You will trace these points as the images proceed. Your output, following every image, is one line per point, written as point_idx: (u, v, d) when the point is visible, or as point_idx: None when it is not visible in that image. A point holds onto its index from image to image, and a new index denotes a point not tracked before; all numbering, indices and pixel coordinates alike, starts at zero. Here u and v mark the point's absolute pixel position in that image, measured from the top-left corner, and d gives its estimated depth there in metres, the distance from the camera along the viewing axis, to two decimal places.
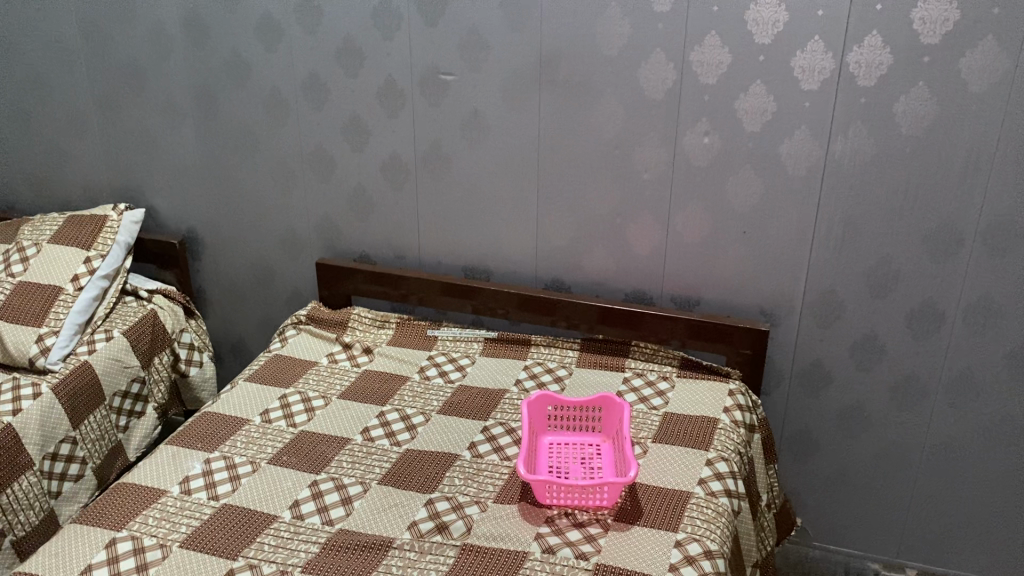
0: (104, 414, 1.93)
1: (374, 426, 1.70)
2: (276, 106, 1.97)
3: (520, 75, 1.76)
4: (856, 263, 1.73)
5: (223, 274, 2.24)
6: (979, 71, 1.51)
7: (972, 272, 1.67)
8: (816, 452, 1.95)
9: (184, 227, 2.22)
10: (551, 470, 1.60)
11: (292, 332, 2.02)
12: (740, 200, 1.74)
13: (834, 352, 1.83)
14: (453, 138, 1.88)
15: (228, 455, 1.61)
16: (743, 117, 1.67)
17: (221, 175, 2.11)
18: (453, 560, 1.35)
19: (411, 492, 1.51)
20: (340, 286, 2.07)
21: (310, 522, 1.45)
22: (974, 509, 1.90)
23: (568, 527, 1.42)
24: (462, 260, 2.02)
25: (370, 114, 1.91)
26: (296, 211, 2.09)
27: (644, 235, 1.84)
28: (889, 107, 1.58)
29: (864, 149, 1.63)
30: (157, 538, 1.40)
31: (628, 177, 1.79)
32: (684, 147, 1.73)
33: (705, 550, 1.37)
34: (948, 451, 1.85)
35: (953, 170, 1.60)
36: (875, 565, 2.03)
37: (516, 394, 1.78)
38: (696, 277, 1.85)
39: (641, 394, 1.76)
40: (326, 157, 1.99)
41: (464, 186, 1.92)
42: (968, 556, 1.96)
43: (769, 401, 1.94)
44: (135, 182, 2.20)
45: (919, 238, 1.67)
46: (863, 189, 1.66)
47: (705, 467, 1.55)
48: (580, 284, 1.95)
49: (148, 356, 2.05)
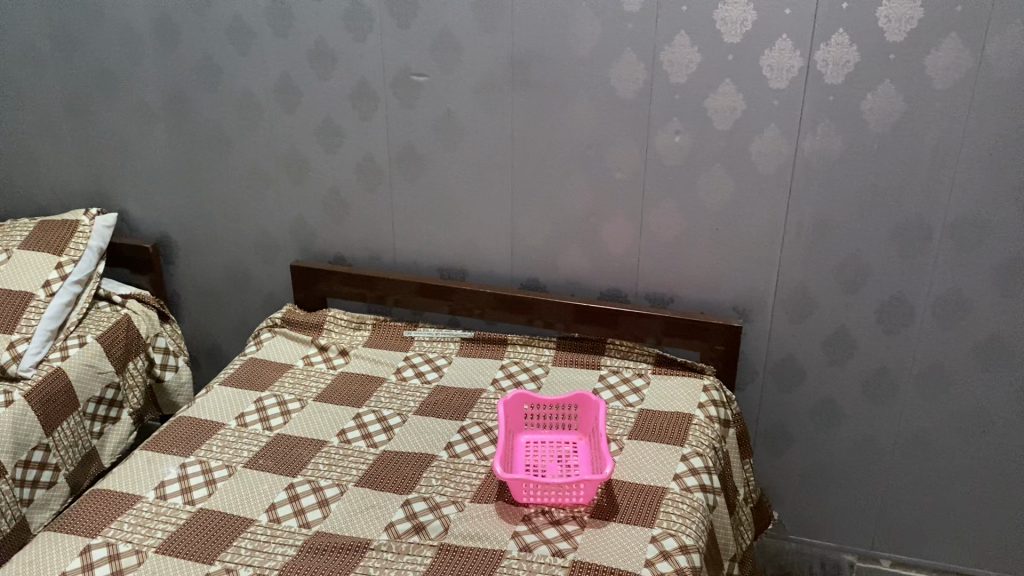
0: (77, 421, 1.91)
1: (351, 428, 1.69)
2: (248, 110, 1.97)
3: (493, 76, 1.77)
4: (827, 259, 1.75)
5: (198, 278, 2.23)
6: (943, 68, 1.54)
7: (940, 266, 1.70)
8: (791, 446, 1.97)
9: (157, 231, 2.20)
10: (528, 468, 1.61)
11: (268, 334, 2.01)
12: (712, 198, 1.76)
13: (807, 346, 1.85)
14: (426, 139, 1.88)
15: (203, 459, 1.60)
16: (713, 116, 1.68)
17: (194, 179, 2.10)
18: (430, 560, 1.36)
19: (388, 493, 1.51)
20: (316, 289, 2.07)
21: (287, 525, 1.44)
22: (947, 500, 1.93)
23: (545, 524, 1.43)
24: (438, 261, 2.02)
25: (343, 116, 1.91)
26: (270, 213, 2.08)
27: (618, 234, 1.85)
28: (856, 104, 1.60)
29: (833, 146, 1.64)
30: (133, 545, 1.39)
31: (600, 176, 1.80)
32: (656, 146, 1.74)
33: (680, 545, 1.38)
34: (920, 444, 1.88)
35: (920, 166, 1.62)
36: (850, 557, 2.05)
37: (492, 393, 1.79)
38: (669, 275, 1.86)
39: (617, 391, 1.77)
40: (299, 159, 1.99)
41: (438, 187, 1.93)
42: (941, 547, 1.98)
43: (744, 396, 1.96)
44: (106, 186, 2.18)
45: (888, 233, 1.69)
46: (833, 186, 1.68)
47: (680, 463, 1.56)
48: (555, 283, 1.96)
49: (122, 361, 2.03)
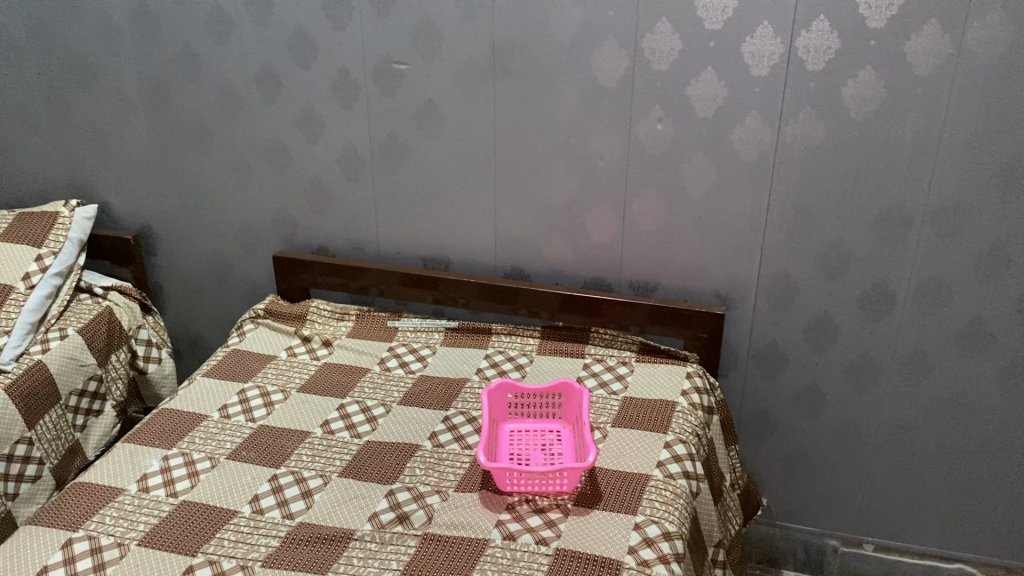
0: (60, 414, 1.90)
1: (334, 418, 1.69)
2: (228, 100, 1.95)
3: (474, 65, 1.76)
4: (809, 246, 1.75)
5: (180, 269, 2.22)
6: (924, 54, 1.54)
7: (921, 253, 1.70)
8: (775, 432, 1.98)
9: (139, 223, 2.19)
10: (512, 457, 1.61)
11: (251, 326, 2.00)
12: (694, 186, 1.76)
13: (789, 334, 1.86)
14: (408, 128, 1.87)
15: (186, 452, 1.59)
16: (695, 103, 1.68)
17: (175, 170, 2.08)
18: (414, 550, 1.36)
19: (371, 483, 1.51)
20: (299, 279, 2.06)
21: (270, 516, 1.44)
22: (929, 484, 1.94)
23: (529, 513, 1.43)
24: (421, 251, 2.01)
25: (324, 105, 1.90)
26: (252, 204, 2.07)
27: (602, 222, 1.85)
28: (838, 91, 1.60)
29: (815, 133, 1.65)
30: (115, 538, 1.38)
31: (583, 165, 1.80)
32: (639, 134, 1.74)
33: (663, 532, 1.39)
34: (902, 429, 1.89)
35: (901, 153, 1.62)
36: (835, 541, 2.06)
37: (477, 382, 1.79)
38: (653, 263, 1.87)
39: (601, 379, 1.78)
40: (281, 149, 1.98)
41: (420, 176, 1.92)
42: (924, 531, 2.00)
43: (728, 383, 1.96)
44: (86, 178, 2.16)
45: (869, 220, 1.70)
46: (814, 173, 1.68)
47: (663, 450, 1.57)
48: (539, 272, 1.96)
49: (104, 353, 2.02)
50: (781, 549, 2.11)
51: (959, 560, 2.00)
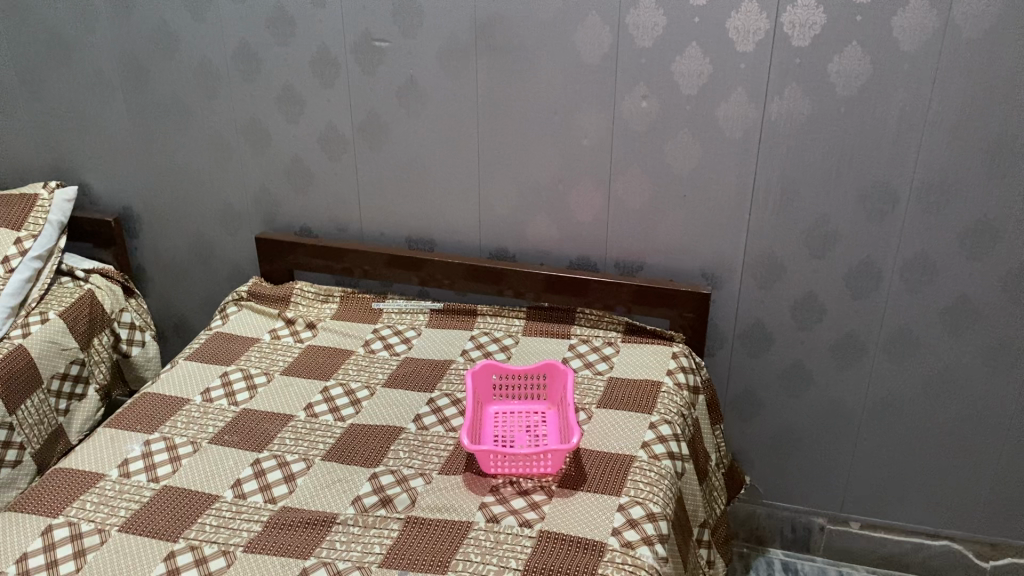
0: (42, 399, 1.89)
1: (318, 401, 1.68)
2: (208, 79, 1.92)
3: (456, 42, 1.73)
4: (795, 224, 1.74)
5: (162, 252, 2.20)
6: (911, 29, 1.52)
7: (907, 230, 1.69)
8: (761, 410, 1.98)
9: (119, 204, 2.16)
10: (496, 439, 1.60)
11: (234, 308, 1.98)
12: (679, 164, 1.74)
13: (775, 312, 1.85)
14: (390, 107, 1.84)
15: (168, 436, 1.58)
16: (680, 80, 1.66)
17: (155, 151, 2.05)
18: (397, 534, 1.35)
19: (354, 466, 1.50)
20: (283, 261, 2.04)
21: (252, 501, 1.43)
22: (915, 462, 1.94)
23: (513, 495, 1.42)
24: (405, 231, 1.99)
25: (305, 84, 1.87)
26: (234, 185, 2.04)
27: (586, 201, 1.83)
28: (824, 67, 1.58)
29: (800, 110, 1.63)
30: (95, 523, 1.38)
31: (567, 142, 1.78)
32: (623, 112, 1.71)
33: (647, 513, 1.39)
34: (888, 406, 1.89)
35: (887, 129, 1.61)
36: (821, 519, 2.07)
37: (462, 364, 1.78)
38: (638, 242, 1.85)
39: (587, 359, 1.77)
40: (261, 129, 1.95)
41: (403, 156, 1.89)
42: (910, 508, 2.00)
43: (714, 362, 1.95)
44: (65, 159, 2.13)
45: (855, 198, 1.68)
46: (800, 150, 1.66)
47: (648, 431, 1.56)
48: (524, 252, 1.94)
49: (86, 337, 2.00)
50: (768, 528, 2.11)
51: (945, 537, 2.00)
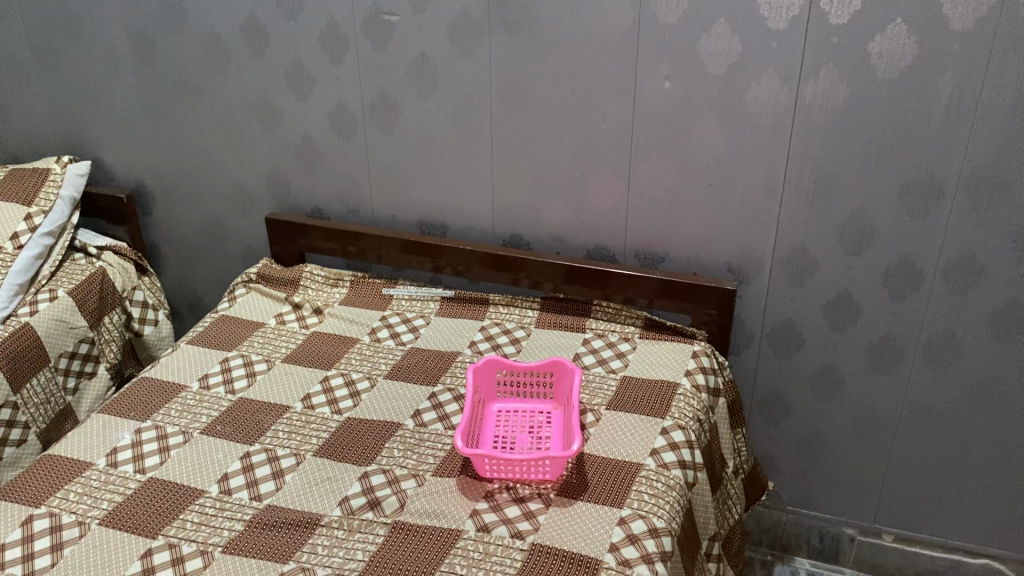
0: (49, 377, 1.87)
1: (316, 392, 1.61)
2: (216, 55, 1.86)
3: (468, 16, 1.63)
4: (828, 217, 1.61)
5: (175, 229, 2.16)
6: (963, 6, 1.37)
7: (952, 227, 1.55)
8: (789, 414, 1.86)
9: (133, 181, 2.12)
10: (497, 440, 1.52)
11: (242, 291, 1.93)
12: (704, 150, 1.62)
13: (806, 311, 1.73)
14: (401, 85, 1.75)
15: (160, 425, 1.53)
16: (706, 60, 1.53)
17: (166, 126, 2.00)
18: (382, 540, 1.28)
19: (346, 464, 1.44)
20: (294, 243, 1.98)
21: (237, 498, 1.38)
22: (954, 475, 1.81)
23: (508, 502, 1.34)
24: (418, 215, 1.91)
25: (313, 60, 1.79)
26: (245, 163, 1.98)
27: (605, 187, 1.73)
28: (862, 47, 1.44)
29: (837, 93, 1.49)
30: (76, 516, 1.33)
31: (586, 125, 1.67)
32: (644, 93, 1.60)
33: (650, 528, 1.29)
34: (927, 415, 1.75)
35: (933, 117, 1.46)
36: (851, 530, 1.95)
37: (468, 357, 1.70)
38: (660, 232, 1.74)
39: (601, 355, 1.67)
40: (270, 106, 1.88)
41: (415, 136, 1.81)
42: (949, 524, 1.87)
43: (739, 361, 1.84)
44: (78, 133, 2.10)
45: (896, 190, 1.54)
46: (836, 138, 1.53)
47: (659, 437, 1.46)
48: (540, 240, 1.84)
49: (96, 315, 1.97)
50: (795, 536, 2.00)
51: (985, 555, 1.87)
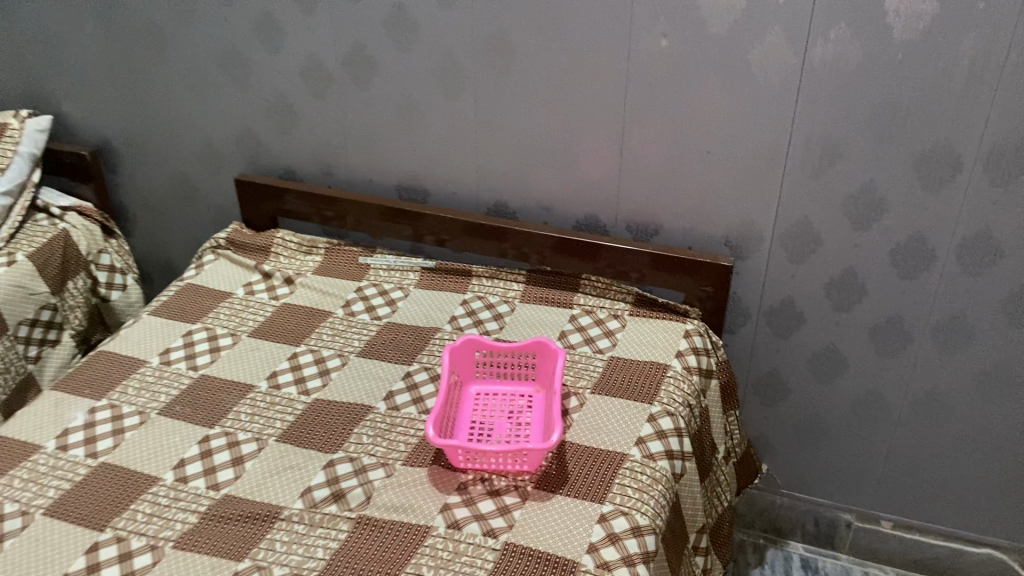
0: (8, 346, 1.77)
1: (284, 370, 1.52)
2: (181, 3, 1.72)
3: None
4: (835, 190, 1.49)
5: (144, 189, 2.04)
6: None
7: (969, 203, 1.43)
8: (786, 395, 1.77)
9: (99, 138, 2.00)
10: (474, 427, 1.43)
11: (211, 257, 1.83)
12: (703, 114, 1.49)
13: (807, 289, 1.62)
14: (377, 38, 1.62)
15: (116, 403, 1.44)
16: (707, 16, 1.40)
17: (130, 80, 1.88)
18: (345, 536, 1.20)
19: (311, 451, 1.34)
20: (266, 207, 1.86)
21: (193, 487, 1.29)
22: (958, 462, 1.72)
23: (482, 495, 1.25)
24: (398, 179, 1.80)
25: (283, 10, 1.65)
26: (215, 121, 1.86)
27: (596, 153, 1.61)
28: (879, 5, 1.31)
29: (849, 55, 1.36)
30: (20, 505, 1.25)
31: (576, 85, 1.54)
32: (639, 51, 1.47)
33: (632, 526, 1.20)
34: (933, 400, 1.66)
35: (953, 84, 1.34)
36: (848, 515, 1.87)
37: (447, 333, 1.59)
38: (654, 203, 1.63)
39: (588, 334, 1.57)
40: (239, 60, 1.75)
41: (393, 95, 1.68)
42: (950, 512, 1.79)
43: (735, 340, 1.74)
44: (39, 85, 1.97)
45: (909, 163, 1.43)
46: (846, 104, 1.41)
47: (646, 424, 1.37)
48: (526, 208, 1.73)
49: (59, 281, 1.87)
50: (789, 520, 1.93)
51: (987, 544, 1.79)
